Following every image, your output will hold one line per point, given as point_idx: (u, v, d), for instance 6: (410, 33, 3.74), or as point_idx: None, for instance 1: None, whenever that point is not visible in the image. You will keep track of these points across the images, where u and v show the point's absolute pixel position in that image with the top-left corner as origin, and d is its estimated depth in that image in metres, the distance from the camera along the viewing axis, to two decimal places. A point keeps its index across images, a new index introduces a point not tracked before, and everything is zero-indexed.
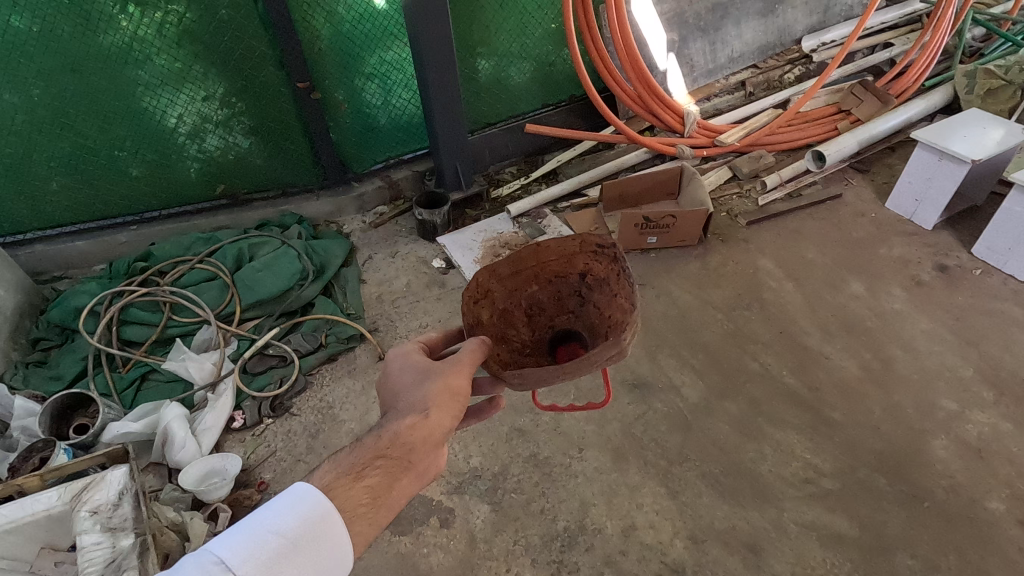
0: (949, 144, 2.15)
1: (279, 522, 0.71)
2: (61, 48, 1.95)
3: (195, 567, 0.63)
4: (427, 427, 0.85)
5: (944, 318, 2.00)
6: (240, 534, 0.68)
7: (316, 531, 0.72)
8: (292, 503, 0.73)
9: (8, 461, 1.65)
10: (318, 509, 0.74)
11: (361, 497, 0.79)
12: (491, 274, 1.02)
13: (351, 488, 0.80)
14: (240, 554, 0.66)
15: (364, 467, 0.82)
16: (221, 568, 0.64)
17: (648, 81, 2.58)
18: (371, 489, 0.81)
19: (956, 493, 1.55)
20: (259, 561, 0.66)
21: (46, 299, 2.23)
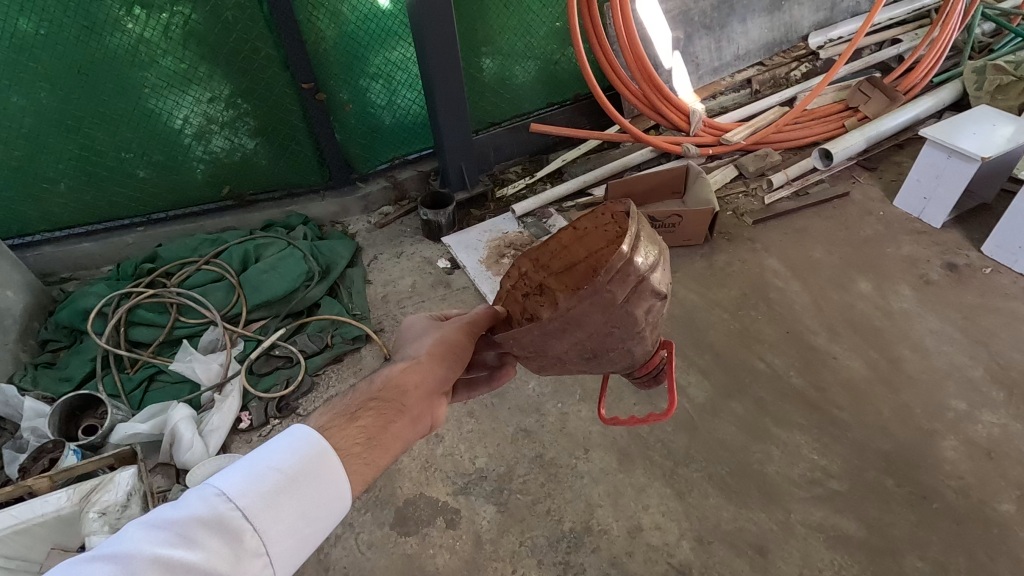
0: (958, 141, 2.13)
1: (277, 460, 0.75)
2: (68, 51, 1.96)
3: (198, 500, 0.68)
4: (421, 372, 0.90)
5: (953, 317, 1.98)
6: (240, 471, 0.73)
7: (313, 469, 0.76)
8: (289, 441, 0.77)
9: (19, 462, 1.66)
10: (314, 448, 0.77)
11: (354, 438, 0.82)
12: (535, 265, 0.97)
13: (345, 429, 0.83)
14: (239, 488, 0.71)
15: (359, 408, 0.86)
16: (223, 501, 0.69)
17: (653, 79, 2.57)
18: (364, 431, 0.84)
19: (966, 494, 1.54)
20: (259, 494, 0.71)
21: (54, 300, 2.25)
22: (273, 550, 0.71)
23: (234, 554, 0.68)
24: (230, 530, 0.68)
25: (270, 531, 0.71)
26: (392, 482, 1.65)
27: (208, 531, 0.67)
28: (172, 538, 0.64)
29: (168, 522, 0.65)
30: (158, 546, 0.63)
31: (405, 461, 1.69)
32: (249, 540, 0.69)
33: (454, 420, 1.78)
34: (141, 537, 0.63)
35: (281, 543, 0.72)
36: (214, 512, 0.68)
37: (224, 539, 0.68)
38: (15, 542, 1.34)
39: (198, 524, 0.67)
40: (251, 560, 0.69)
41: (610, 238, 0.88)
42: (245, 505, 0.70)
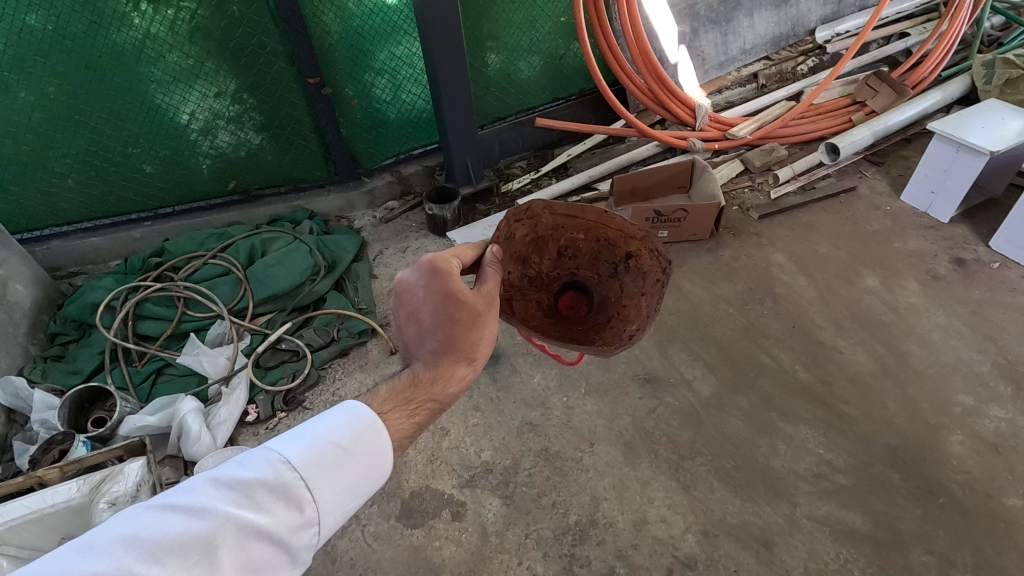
0: (967, 135, 2.11)
1: (337, 434, 0.76)
2: (76, 46, 1.96)
3: (265, 463, 0.69)
4: (470, 372, 1.00)
5: (960, 312, 1.97)
6: (302, 440, 0.74)
7: (366, 447, 0.78)
8: (348, 419, 0.79)
9: (29, 454, 1.68)
10: (370, 426, 0.80)
11: (405, 432, 0.88)
12: (546, 207, 1.27)
13: (401, 420, 0.88)
14: (303, 457, 0.72)
15: (416, 403, 0.91)
16: (287, 468, 0.70)
17: (658, 73, 2.56)
18: (416, 426, 0.90)
19: (972, 489, 1.53)
20: (319, 465, 0.73)
21: (63, 294, 2.27)
22: (325, 524, 0.72)
23: (295, 523, 0.68)
24: (293, 497, 0.69)
25: (325, 504, 0.72)
26: (398, 474, 1.66)
27: (274, 495, 0.68)
28: (241, 498, 0.65)
29: (238, 482, 0.66)
30: (230, 504, 0.64)
31: (411, 454, 1.70)
32: (309, 509, 0.70)
33: (460, 414, 1.78)
34: (213, 494, 0.64)
35: (332, 517, 0.73)
36: (279, 478, 0.69)
37: (287, 505, 0.68)
38: (26, 532, 1.35)
39: (265, 487, 0.67)
40: (305, 529, 0.70)
41: (624, 232, 1.30)
42: (307, 474, 0.71)
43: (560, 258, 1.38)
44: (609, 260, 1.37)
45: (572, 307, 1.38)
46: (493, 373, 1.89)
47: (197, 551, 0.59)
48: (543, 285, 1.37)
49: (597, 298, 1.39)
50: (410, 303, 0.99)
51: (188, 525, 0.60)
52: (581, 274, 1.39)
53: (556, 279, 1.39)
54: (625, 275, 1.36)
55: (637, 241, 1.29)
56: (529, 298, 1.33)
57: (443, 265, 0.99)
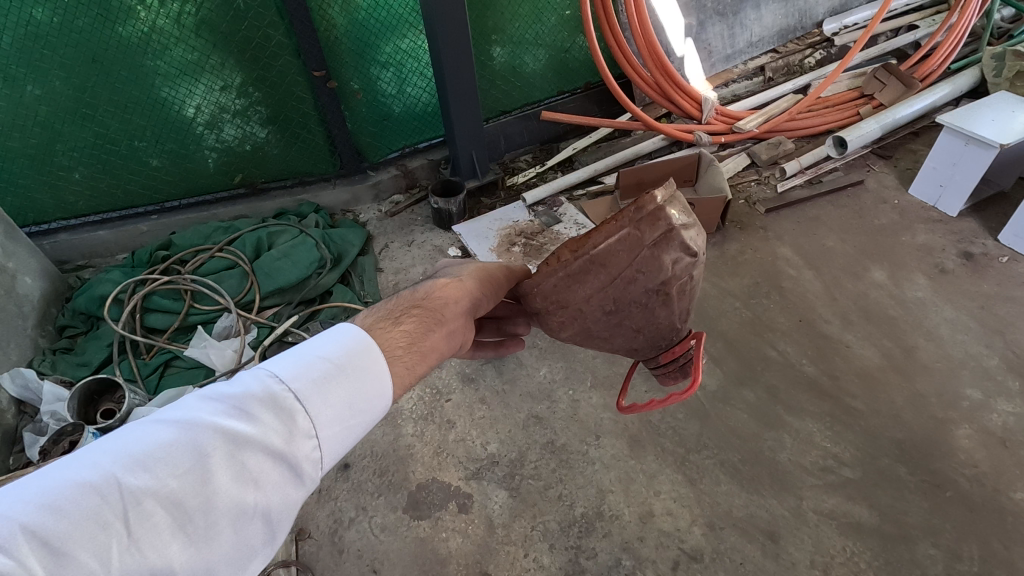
0: (977, 128, 2.10)
1: (327, 349, 0.77)
2: (81, 39, 1.97)
3: (253, 379, 0.71)
4: (460, 290, 0.93)
5: (968, 306, 1.96)
6: (291, 357, 0.75)
7: (360, 361, 0.78)
8: (338, 337, 0.79)
9: (40, 445, 1.70)
10: (361, 342, 0.80)
11: (398, 341, 0.84)
12: None
13: (389, 331, 0.85)
14: (291, 372, 0.73)
15: (399, 312, 0.88)
16: (275, 382, 0.71)
17: (665, 66, 2.54)
18: (406, 335, 0.85)
19: (980, 483, 1.53)
20: (309, 378, 0.73)
21: (71, 287, 2.28)
22: (324, 436, 0.73)
23: (288, 434, 0.70)
24: (283, 409, 0.70)
25: (320, 414, 0.73)
26: (405, 466, 1.67)
27: (263, 407, 0.69)
28: (229, 411, 0.68)
29: (226, 396, 0.69)
30: (216, 416, 0.67)
31: (418, 446, 1.71)
32: (302, 421, 0.71)
33: (466, 407, 1.79)
34: (201, 408, 0.67)
35: (330, 429, 0.73)
36: (267, 391, 0.70)
37: (278, 417, 0.70)
38: None
39: (253, 400, 0.69)
40: (303, 440, 0.71)
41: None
42: (296, 387, 0.72)
43: None
44: None
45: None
46: (499, 366, 1.89)
47: (185, 461, 0.63)
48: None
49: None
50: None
51: (175, 437, 0.64)
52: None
53: None
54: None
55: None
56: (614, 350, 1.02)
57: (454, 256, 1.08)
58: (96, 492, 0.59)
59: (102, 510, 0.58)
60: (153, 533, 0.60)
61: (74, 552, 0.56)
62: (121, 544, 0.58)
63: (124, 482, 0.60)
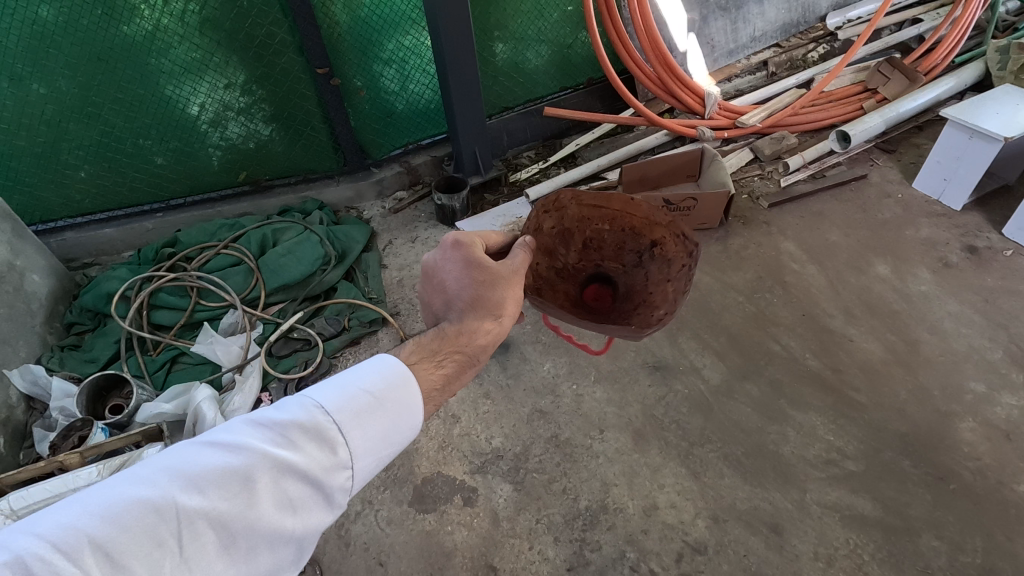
0: (981, 122, 2.09)
1: (368, 381, 0.78)
2: (86, 38, 1.98)
3: (298, 407, 0.72)
4: (499, 329, 1.00)
5: (972, 300, 1.96)
6: (335, 386, 0.76)
7: (397, 394, 0.80)
8: (379, 369, 0.81)
9: (50, 441, 1.72)
10: (400, 375, 0.82)
11: (434, 383, 0.90)
12: (572, 197, 1.35)
13: (429, 372, 0.91)
14: (336, 402, 0.74)
15: (442, 354, 0.94)
16: (320, 412, 0.73)
17: (667, 61, 2.54)
18: (444, 377, 0.92)
19: (983, 476, 1.53)
20: (352, 411, 0.75)
21: (78, 284, 2.30)
22: (359, 467, 0.75)
23: (328, 463, 0.71)
24: (326, 440, 0.72)
25: (358, 446, 0.74)
26: (410, 461, 1.68)
27: (307, 436, 0.71)
28: (277, 438, 0.69)
29: (273, 423, 0.70)
30: (265, 443, 0.68)
31: (423, 441, 1.72)
32: (341, 451, 0.73)
33: (470, 402, 1.80)
34: (251, 434, 0.69)
35: (365, 460, 0.75)
36: (312, 420, 0.72)
37: (321, 446, 0.71)
38: None
39: (299, 429, 0.71)
40: (340, 470, 0.72)
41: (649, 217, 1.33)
42: (339, 418, 0.74)
43: (585, 250, 1.46)
44: (634, 250, 1.43)
45: (598, 297, 1.44)
46: (502, 361, 1.90)
47: (234, 484, 0.65)
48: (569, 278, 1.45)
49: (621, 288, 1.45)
50: (436, 281, 1.02)
51: (227, 460, 0.66)
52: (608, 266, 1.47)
53: (581, 270, 1.47)
54: (647, 263, 1.41)
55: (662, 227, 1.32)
56: (557, 289, 1.42)
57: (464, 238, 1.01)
58: (153, 508, 0.60)
59: (158, 528, 0.59)
60: (202, 553, 0.61)
61: (131, 565, 0.57)
62: (173, 562, 0.59)
63: (178, 501, 0.61)
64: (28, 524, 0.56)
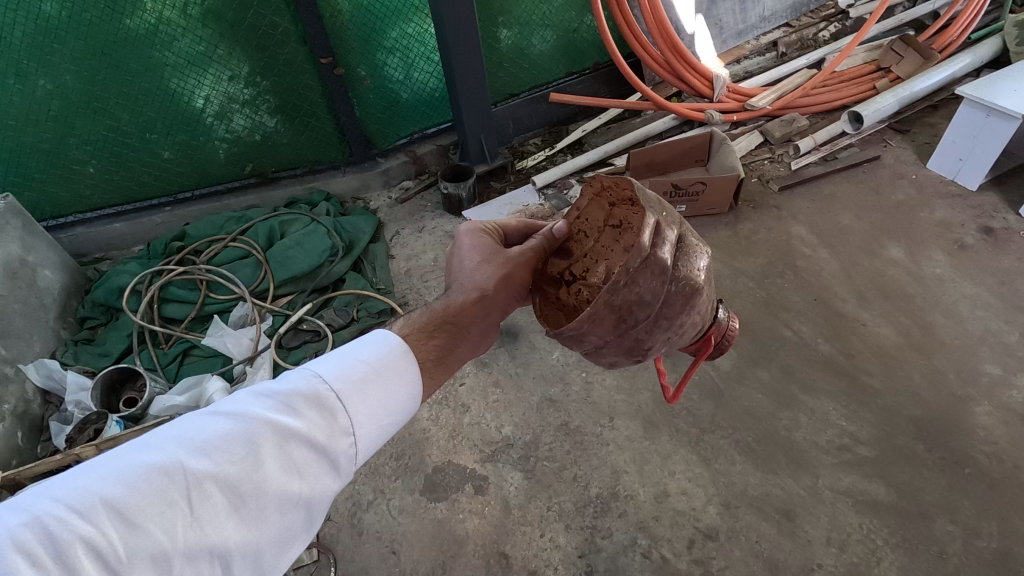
0: (998, 99, 2.05)
1: (364, 353, 0.80)
2: (90, 32, 1.97)
3: (299, 378, 0.73)
4: (487, 304, 0.97)
5: (988, 282, 1.93)
6: (332, 360, 0.78)
7: (394, 366, 0.82)
8: (374, 343, 0.83)
9: (66, 434, 1.74)
10: (396, 348, 0.84)
11: (427, 355, 0.89)
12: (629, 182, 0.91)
13: (421, 344, 0.89)
14: (333, 372, 0.75)
15: (434, 325, 0.93)
16: (319, 382, 0.74)
17: (674, 43, 2.50)
18: (437, 349, 0.91)
19: (999, 460, 1.51)
20: (350, 381, 0.76)
21: (89, 279, 2.32)
22: (361, 435, 0.76)
23: (330, 429, 0.72)
24: (327, 407, 0.73)
25: (359, 414, 0.75)
26: (421, 450, 1.69)
27: (309, 404, 0.72)
28: (279, 406, 0.70)
29: (276, 392, 0.71)
30: (268, 410, 0.68)
31: (433, 430, 1.73)
32: (342, 418, 0.73)
33: (480, 391, 1.81)
34: (254, 402, 0.69)
35: (366, 428, 0.76)
36: (312, 389, 0.73)
37: (321, 413, 0.72)
38: None
39: (301, 397, 0.71)
40: (343, 437, 0.73)
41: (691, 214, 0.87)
42: (339, 387, 0.75)
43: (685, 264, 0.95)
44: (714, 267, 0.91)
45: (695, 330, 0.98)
46: (511, 350, 1.90)
47: (240, 448, 0.65)
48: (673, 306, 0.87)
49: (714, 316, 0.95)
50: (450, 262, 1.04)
51: (232, 427, 0.66)
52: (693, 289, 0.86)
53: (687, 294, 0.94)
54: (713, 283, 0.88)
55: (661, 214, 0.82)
56: None
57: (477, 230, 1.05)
58: (163, 471, 0.60)
59: (169, 489, 0.59)
60: (213, 513, 0.61)
61: (144, 522, 0.57)
62: (185, 521, 0.59)
63: (186, 464, 0.61)
64: (43, 489, 0.56)
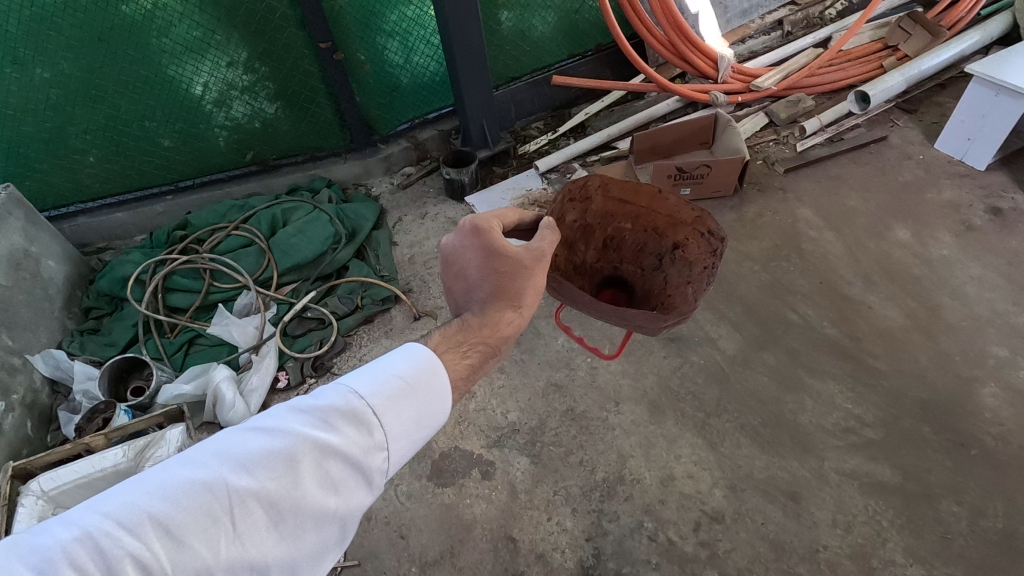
0: (1009, 76, 2.01)
1: (397, 368, 0.78)
2: (87, 19, 1.95)
3: (335, 393, 0.73)
4: (518, 317, 1.02)
5: (996, 263, 1.91)
6: (368, 374, 0.77)
7: (427, 380, 0.80)
8: (407, 357, 0.81)
9: (75, 423, 1.75)
10: (429, 363, 0.82)
11: (460, 372, 0.92)
12: (599, 184, 1.37)
13: (454, 361, 0.92)
14: (370, 387, 0.74)
15: (467, 344, 0.96)
16: (355, 398, 0.73)
17: (679, 24, 2.46)
18: (467, 367, 0.94)
19: (1005, 441, 1.51)
20: (384, 397, 0.75)
21: (93, 269, 2.32)
22: (395, 451, 0.75)
23: (366, 445, 0.71)
24: (363, 421, 0.72)
25: (393, 429, 0.74)
26: (427, 436, 1.70)
27: (345, 419, 0.71)
28: (316, 421, 0.69)
29: (313, 408, 0.70)
30: (305, 426, 0.68)
31: None
32: (377, 434, 0.72)
33: (485, 376, 1.81)
34: (293, 418, 0.69)
35: (400, 444, 0.75)
36: (348, 404, 0.72)
37: (357, 428, 0.71)
38: (78, 495, 1.39)
39: (337, 412, 0.71)
40: (377, 453, 0.72)
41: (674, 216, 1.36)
42: (375, 403, 0.74)
43: (606, 248, 1.45)
44: (654, 252, 1.42)
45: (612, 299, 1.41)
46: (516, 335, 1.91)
47: (279, 464, 0.65)
48: (586, 272, 1.43)
49: (640, 293, 1.41)
50: (455, 263, 1.02)
51: (272, 444, 0.66)
52: (625, 268, 1.46)
53: (599, 271, 1.45)
54: (669, 267, 1.39)
55: (686, 225, 1.34)
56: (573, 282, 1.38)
57: (482, 224, 0.99)
58: (207, 489, 0.61)
59: (212, 507, 0.60)
60: (253, 529, 0.62)
61: (189, 539, 0.58)
62: (227, 538, 0.60)
63: (228, 481, 0.62)
64: (94, 503, 0.59)
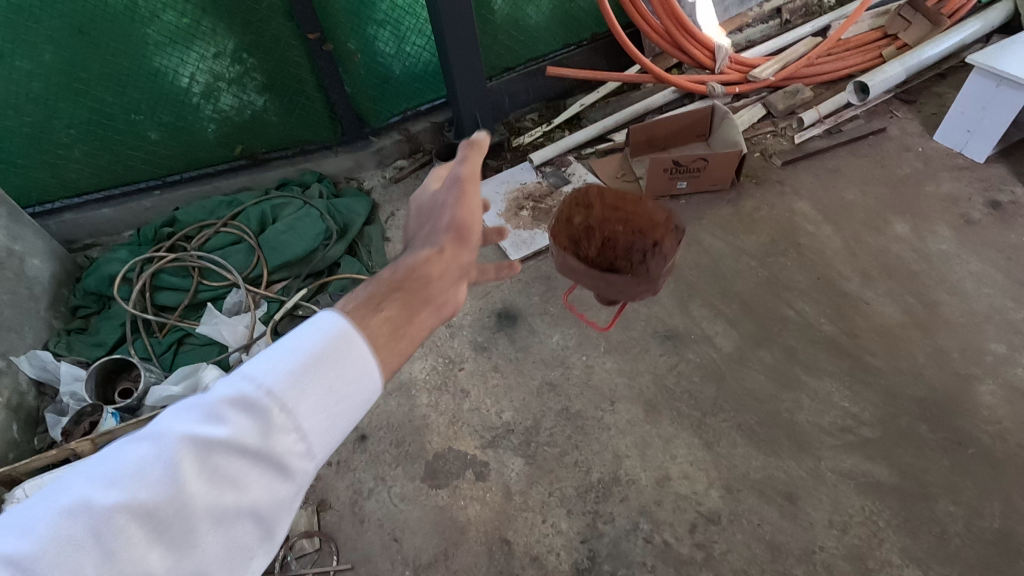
0: (1010, 67, 1.97)
1: (305, 337, 0.64)
2: (67, 8, 1.89)
3: (226, 383, 0.61)
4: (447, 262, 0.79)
5: (994, 258, 1.90)
6: (270, 351, 0.63)
7: (346, 348, 0.65)
8: (316, 322, 0.66)
9: (62, 426, 1.72)
10: (340, 327, 0.65)
11: (382, 330, 0.68)
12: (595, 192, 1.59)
13: (371, 318, 0.69)
14: (267, 368, 0.61)
15: (385, 296, 0.72)
16: (249, 382, 0.61)
17: (676, 13, 2.41)
18: (391, 321, 0.70)
19: (1003, 440, 1.50)
20: (286, 376, 0.62)
21: (79, 267, 2.27)
22: (313, 432, 0.63)
23: (266, 431, 0.60)
24: (261, 409, 0.60)
25: (304, 409, 0.62)
26: (421, 437, 1.68)
27: (238, 408, 0.60)
28: (202, 417, 0.59)
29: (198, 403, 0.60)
30: (187, 425, 0.58)
31: (433, 416, 1.72)
32: (280, 419, 0.61)
33: (480, 375, 1.79)
34: (174, 419, 0.59)
35: (317, 424, 0.63)
36: (239, 392, 0.60)
37: (255, 417, 0.60)
38: None
39: (227, 402, 0.60)
40: (286, 437, 0.61)
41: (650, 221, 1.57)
42: (274, 386, 0.61)
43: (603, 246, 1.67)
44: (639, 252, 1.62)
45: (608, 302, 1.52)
46: (511, 334, 1.89)
47: (154, 473, 0.55)
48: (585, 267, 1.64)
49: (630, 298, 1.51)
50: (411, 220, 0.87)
51: (145, 453, 0.57)
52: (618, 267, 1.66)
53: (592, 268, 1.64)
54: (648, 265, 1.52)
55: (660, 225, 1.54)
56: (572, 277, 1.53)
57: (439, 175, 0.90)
58: (66, 514, 0.52)
59: (74, 533, 0.52)
60: (131, 551, 0.53)
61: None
62: (97, 564, 0.52)
63: (89, 502, 0.53)
64: None
